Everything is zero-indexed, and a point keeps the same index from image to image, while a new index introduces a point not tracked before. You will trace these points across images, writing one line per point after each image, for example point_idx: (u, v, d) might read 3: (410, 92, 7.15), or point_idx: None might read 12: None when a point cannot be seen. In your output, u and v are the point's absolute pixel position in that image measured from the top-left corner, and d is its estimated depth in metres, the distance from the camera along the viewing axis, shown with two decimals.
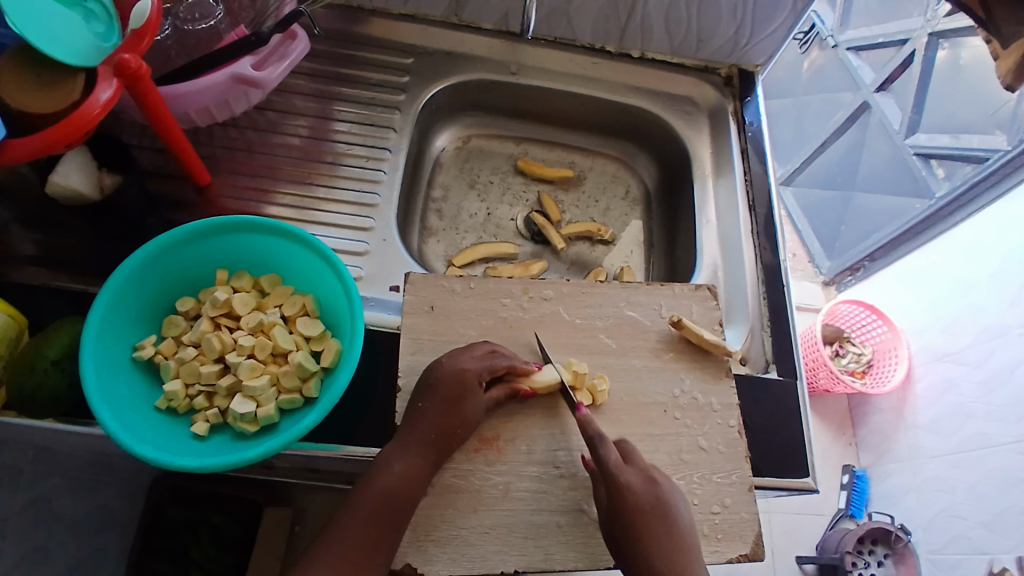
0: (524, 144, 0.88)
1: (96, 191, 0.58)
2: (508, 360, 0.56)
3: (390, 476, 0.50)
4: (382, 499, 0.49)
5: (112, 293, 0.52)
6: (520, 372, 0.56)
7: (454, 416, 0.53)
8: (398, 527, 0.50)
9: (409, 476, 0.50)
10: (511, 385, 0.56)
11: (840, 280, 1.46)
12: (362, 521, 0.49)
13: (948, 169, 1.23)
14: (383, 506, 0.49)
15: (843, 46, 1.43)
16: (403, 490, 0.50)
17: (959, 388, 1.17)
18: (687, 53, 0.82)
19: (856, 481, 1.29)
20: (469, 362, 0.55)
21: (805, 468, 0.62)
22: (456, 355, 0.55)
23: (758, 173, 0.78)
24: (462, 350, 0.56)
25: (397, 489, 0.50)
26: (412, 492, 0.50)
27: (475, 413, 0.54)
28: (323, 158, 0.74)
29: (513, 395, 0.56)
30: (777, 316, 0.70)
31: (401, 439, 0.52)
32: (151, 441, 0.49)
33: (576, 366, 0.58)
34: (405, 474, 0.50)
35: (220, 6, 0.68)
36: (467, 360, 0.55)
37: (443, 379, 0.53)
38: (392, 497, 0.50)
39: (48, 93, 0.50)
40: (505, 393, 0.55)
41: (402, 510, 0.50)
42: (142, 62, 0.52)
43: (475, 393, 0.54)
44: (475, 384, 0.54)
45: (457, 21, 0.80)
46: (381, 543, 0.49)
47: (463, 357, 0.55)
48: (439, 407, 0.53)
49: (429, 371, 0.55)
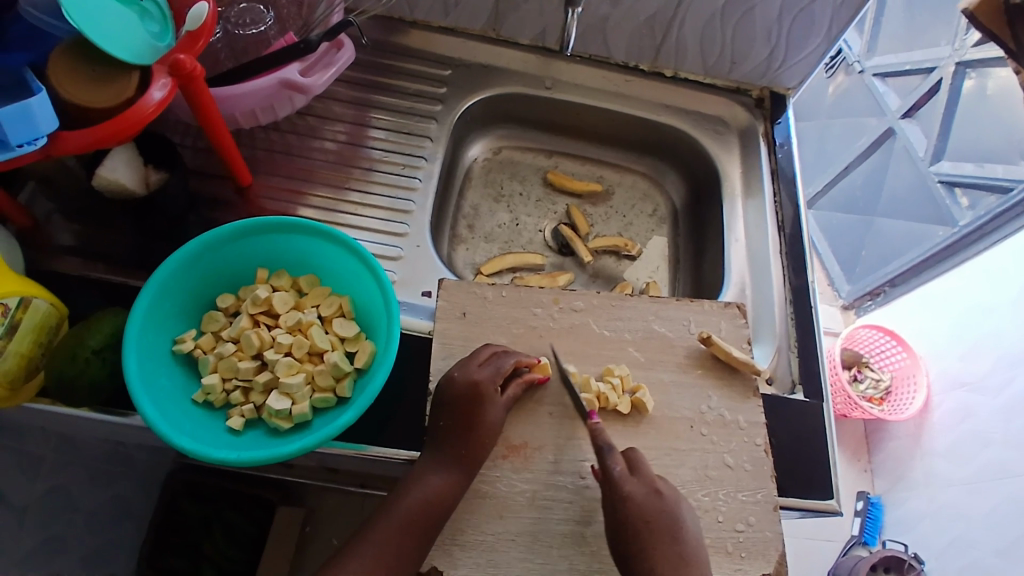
0: (555, 157, 0.89)
1: (142, 186, 0.61)
2: (513, 358, 0.57)
3: (428, 488, 0.51)
4: (419, 507, 0.50)
5: (157, 286, 0.54)
6: (528, 365, 0.58)
7: (473, 426, 0.53)
8: (436, 533, 0.51)
9: (443, 490, 0.51)
10: (524, 380, 0.57)
11: (860, 305, 1.48)
12: (399, 528, 0.50)
13: (972, 198, 1.23)
14: (421, 513, 0.50)
15: (869, 72, 1.42)
16: (439, 499, 0.51)
17: (978, 418, 1.15)
18: (719, 73, 0.83)
19: (870, 508, 1.29)
20: (478, 372, 0.55)
21: (830, 491, 0.62)
22: (465, 367, 0.56)
23: (787, 194, 0.79)
24: (470, 361, 0.56)
25: (431, 500, 0.51)
26: (444, 499, 0.51)
27: (496, 419, 0.54)
28: (358, 164, 0.75)
29: (528, 386, 0.57)
30: (805, 337, 0.70)
31: (433, 454, 0.53)
32: (189, 432, 0.51)
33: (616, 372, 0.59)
34: (440, 487, 0.51)
35: (270, 13, 0.69)
36: (477, 371, 0.55)
37: (459, 394, 0.54)
38: (427, 506, 0.51)
39: (103, 88, 0.52)
40: (522, 388, 0.56)
41: (435, 513, 0.50)
42: (196, 62, 0.54)
43: (493, 399, 0.54)
44: (491, 392, 0.54)
45: (495, 35, 0.82)
46: (418, 548, 0.50)
47: (472, 367, 0.56)
48: (462, 420, 0.53)
49: (444, 385, 0.55)
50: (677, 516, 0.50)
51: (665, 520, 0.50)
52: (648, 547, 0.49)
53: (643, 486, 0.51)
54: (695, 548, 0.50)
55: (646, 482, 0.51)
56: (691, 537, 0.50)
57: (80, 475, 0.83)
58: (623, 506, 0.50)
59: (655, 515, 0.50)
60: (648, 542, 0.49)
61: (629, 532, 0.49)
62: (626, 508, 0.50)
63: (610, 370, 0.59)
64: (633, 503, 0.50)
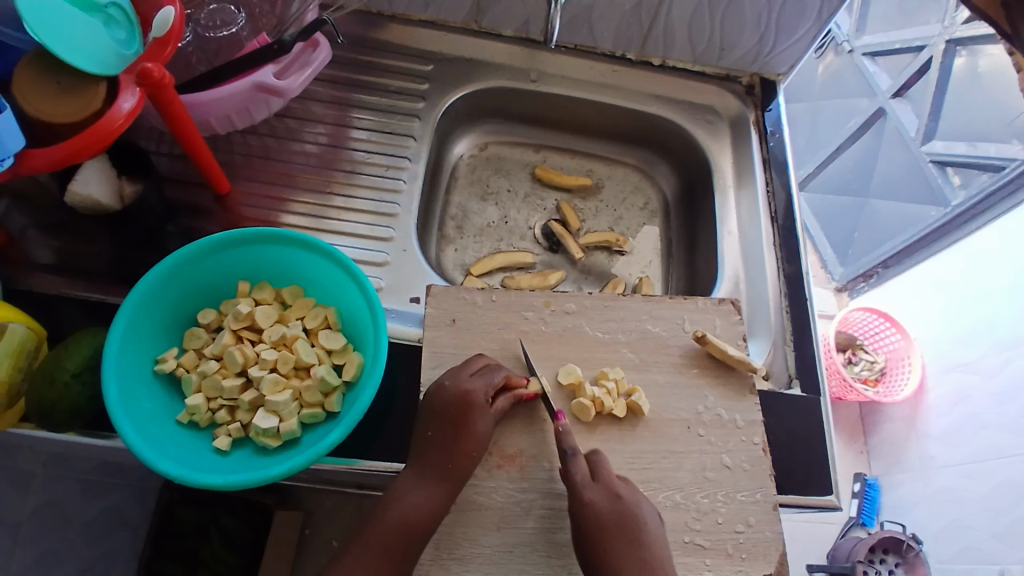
0: (544, 152, 0.87)
1: (116, 200, 0.59)
2: (503, 371, 0.55)
3: (406, 506, 0.50)
4: (395, 529, 0.50)
5: (135, 305, 0.52)
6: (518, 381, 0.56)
7: (461, 440, 0.52)
8: (415, 554, 0.50)
9: (425, 508, 0.50)
10: (513, 393, 0.55)
11: (853, 286, 1.47)
12: (374, 550, 0.50)
13: (965, 177, 1.23)
14: (396, 533, 0.50)
15: (859, 52, 1.39)
16: (415, 520, 0.50)
17: (973, 399, 1.15)
18: (709, 61, 0.81)
19: (867, 489, 1.29)
20: (466, 382, 0.54)
21: (829, 486, 0.61)
22: (455, 375, 0.55)
23: (780, 184, 0.77)
24: (459, 370, 0.55)
25: (409, 521, 0.50)
26: (424, 518, 0.50)
27: (484, 432, 0.53)
28: (341, 166, 0.73)
29: (517, 401, 0.56)
30: (800, 330, 0.69)
31: (417, 469, 0.52)
32: (174, 456, 0.49)
33: (612, 374, 0.58)
34: (420, 505, 0.50)
35: (242, 13, 0.66)
36: (468, 380, 0.54)
37: (446, 404, 0.53)
38: (403, 528, 0.50)
39: (69, 101, 0.50)
40: (510, 401, 0.55)
41: (413, 533, 0.50)
42: (164, 70, 0.51)
43: (481, 410, 0.53)
44: (481, 403, 0.53)
45: (477, 27, 0.80)
46: (396, 570, 0.50)
47: (462, 377, 0.55)
48: (447, 432, 0.53)
49: (432, 394, 0.54)
50: (637, 519, 0.50)
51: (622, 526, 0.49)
52: (611, 556, 0.48)
53: (605, 492, 0.51)
54: (655, 546, 0.50)
55: (607, 487, 0.51)
56: (653, 537, 0.50)
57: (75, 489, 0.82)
58: (583, 513, 0.49)
59: (616, 520, 0.49)
60: (607, 553, 0.48)
61: (590, 542, 0.49)
62: (587, 515, 0.49)
63: (606, 374, 0.58)
64: (594, 510, 0.49)
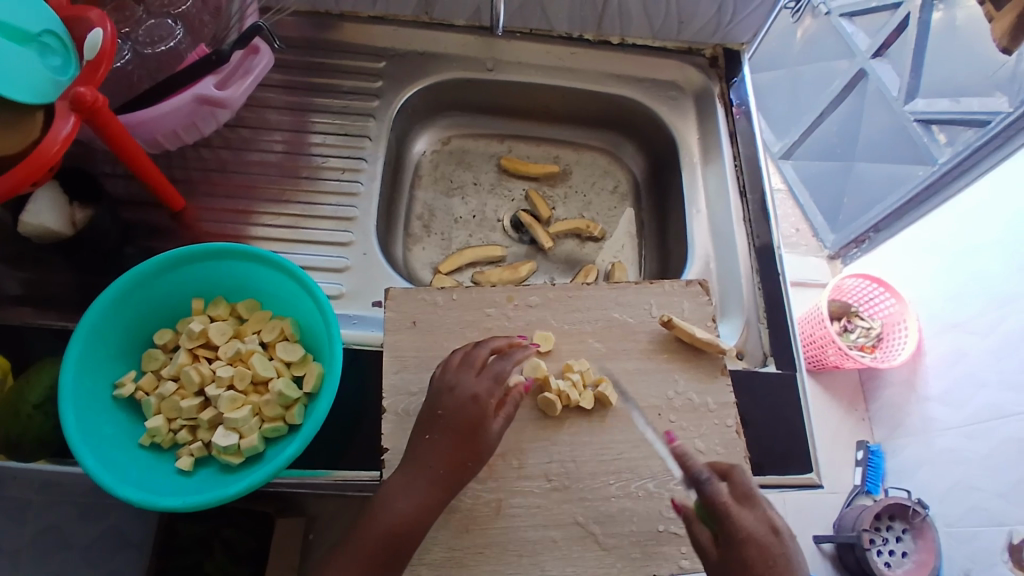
0: (508, 142, 0.86)
1: (69, 226, 0.57)
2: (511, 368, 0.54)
3: (395, 515, 0.48)
4: (382, 540, 0.47)
5: (87, 332, 0.51)
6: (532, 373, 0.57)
7: (465, 467, 0.50)
8: (400, 560, 0.48)
9: (412, 516, 0.48)
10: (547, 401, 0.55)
11: (845, 253, 1.46)
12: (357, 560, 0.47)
13: (950, 134, 1.19)
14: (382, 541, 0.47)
15: (836, 13, 1.35)
16: (405, 528, 0.48)
17: (969, 359, 1.14)
18: (668, 35, 0.79)
19: (870, 456, 1.28)
20: (473, 382, 0.52)
21: (808, 464, 0.60)
22: (460, 375, 0.53)
23: (749, 156, 0.75)
24: (465, 369, 0.53)
25: (398, 529, 0.48)
26: (414, 524, 0.48)
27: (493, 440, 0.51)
28: (299, 173, 0.72)
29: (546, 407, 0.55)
30: (774, 306, 0.67)
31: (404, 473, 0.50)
32: (136, 481, 0.49)
33: (578, 365, 0.57)
34: (409, 514, 0.48)
35: (180, 26, 0.65)
36: (475, 381, 0.52)
37: (452, 406, 0.51)
38: (392, 537, 0.47)
39: (7, 134, 0.49)
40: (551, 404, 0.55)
41: (402, 541, 0.48)
42: (97, 92, 0.50)
43: (490, 413, 0.52)
44: (489, 404, 0.52)
45: (429, 19, 0.78)
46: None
47: (468, 377, 0.53)
48: (449, 434, 0.50)
49: (433, 396, 0.53)
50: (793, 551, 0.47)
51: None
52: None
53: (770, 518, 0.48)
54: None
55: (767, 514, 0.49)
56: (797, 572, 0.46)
57: (69, 514, 0.82)
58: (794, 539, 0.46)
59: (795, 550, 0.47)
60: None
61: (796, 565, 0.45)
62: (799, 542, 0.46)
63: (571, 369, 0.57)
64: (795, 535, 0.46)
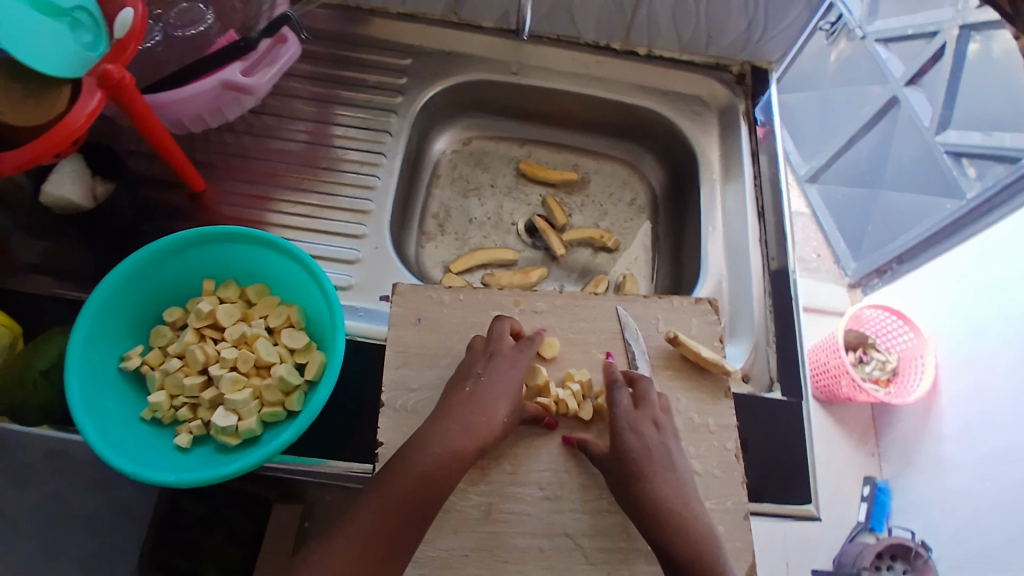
0: (529, 146, 0.86)
1: (90, 200, 0.59)
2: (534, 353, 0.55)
3: (427, 462, 0.46)
4: (418, 485, 0.45)
5: (98, 306, 0.52)
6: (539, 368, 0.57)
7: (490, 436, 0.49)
8: (420, 522, 0.45)
9: (445, 470, 0.47)
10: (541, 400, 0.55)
11: (867, 282, 1.44)
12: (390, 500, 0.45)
13: (980, 169, 1.16)
14: (417, 485, 0.46)
15: (871, 38, 1.33)
16: (442, 475, 0.46)
17: (987, 398, 1.10)
18: (696, 49, 0.78)
19: (877, 493, 1.26)
20: (508, 357, 0.54)
21: (808, 494, 0.59)
22: (494, 353, 0.54)
23: (770, 176, 0.74)
24: (499, 343, 0.54)
25: (429, 479, 0.46)
26: (445, 475, 0.47)
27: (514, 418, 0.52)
28: (319, 163, 0.73)
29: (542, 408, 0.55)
30: (784, 330, 0.66)
31: (438, 424, 0.49)
32: (133, 455, 0.49)
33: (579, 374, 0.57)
34: (440, 463, 0.47)
35: (210, 12, 0.66)
36: (507, 357, 0.54)
37: (489, 374, 0.52)
38: (428, 483, 0.46)
39: (34, 106, 0.50)
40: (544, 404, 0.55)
41: (431, 491, 0.46)
42: (125, 71, 0.52)
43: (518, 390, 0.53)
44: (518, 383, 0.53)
45: (457, 19, 0.78)
46: (398, 538, 0.44)
47: (501, 351, 0.54)
48: (490, 396, 0.51)
49: (465, 369, 0.54)
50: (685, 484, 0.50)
51: (682, 464, 0.50)
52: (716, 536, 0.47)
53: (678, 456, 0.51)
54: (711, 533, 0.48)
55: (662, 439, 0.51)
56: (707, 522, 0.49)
57: None
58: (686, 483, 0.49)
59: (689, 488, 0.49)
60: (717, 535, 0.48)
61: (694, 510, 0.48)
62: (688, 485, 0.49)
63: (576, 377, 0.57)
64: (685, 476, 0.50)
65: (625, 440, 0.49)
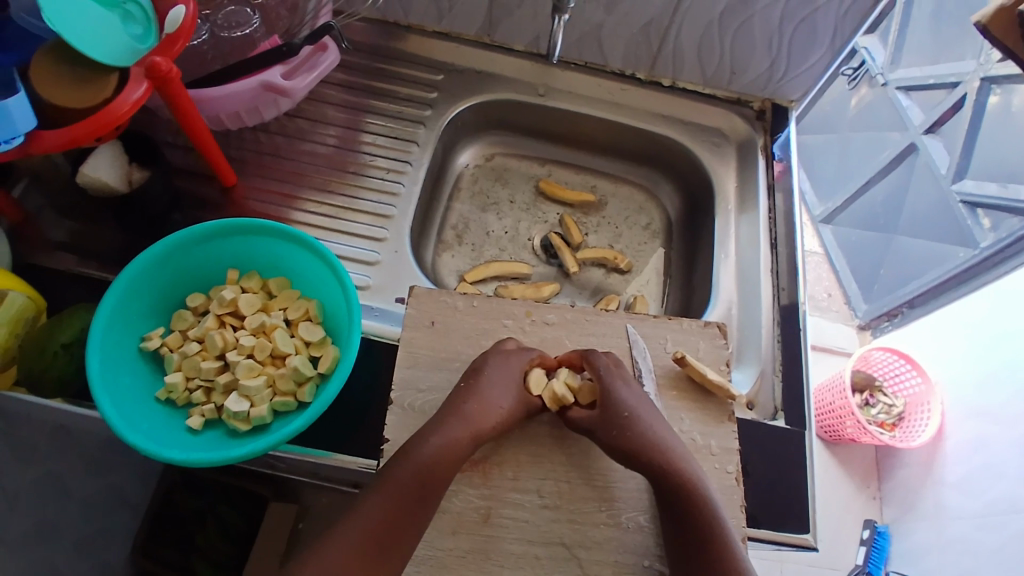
0: (549, 166, 0.88)
1: (124, 184, 0.62)
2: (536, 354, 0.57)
3: (427, 456, 0.48)
4: (416, 478, 0.47)
5: (126, 285, 0.54)
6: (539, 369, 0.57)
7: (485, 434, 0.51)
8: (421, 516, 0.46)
9: (445, 465, 0.48)
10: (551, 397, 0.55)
11: (876, 325, 1.44)
12: (386, 496, 0.46)
13: (994, 220, 1.18)
14: (416, 480, 0.47)
15: (892, 85, 1.31)
16: (440, 470, 0.48)
17: (991, 448, 1.09)
18: (719, 84, 0.81)
19: (876, 537, 1.23)
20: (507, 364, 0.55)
21: (806, 524, 0.59)
22: (491, 360, 0.55)
23: (784, 210, 0.76)
24: (498, 353, 0.56)
25: (431, 471, 0.47)
26: (445, 471, 0.48)
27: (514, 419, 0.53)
28: (346, 167, 0.75)
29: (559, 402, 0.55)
30: (791, 360, 0.67)
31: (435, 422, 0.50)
32: (145, 432, 0.51)
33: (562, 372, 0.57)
34: (439, 458, 0.48)
35: (257, 16, 0.69)
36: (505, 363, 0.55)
37: (485, 378, 0.53)
38: (426, 478, 0.47)
39: (80, 88, 0.52)
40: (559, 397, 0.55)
41: (431, 486, 0.47)
42: (173, 64, 0.55)
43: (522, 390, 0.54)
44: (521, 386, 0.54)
45: (490, 41, 0.81)
46: (400, 530, 0.46)
47: (498, 357, 0.55)
48: (483, 398, 0.52)
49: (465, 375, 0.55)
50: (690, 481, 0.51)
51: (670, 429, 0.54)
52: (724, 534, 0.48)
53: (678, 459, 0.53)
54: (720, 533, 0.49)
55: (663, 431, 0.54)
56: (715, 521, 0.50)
57: None
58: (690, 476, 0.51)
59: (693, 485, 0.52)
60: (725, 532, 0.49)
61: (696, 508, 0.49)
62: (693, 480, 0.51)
63: (571, 361, 0.58)
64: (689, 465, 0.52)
65: (618, 395, 0.53)
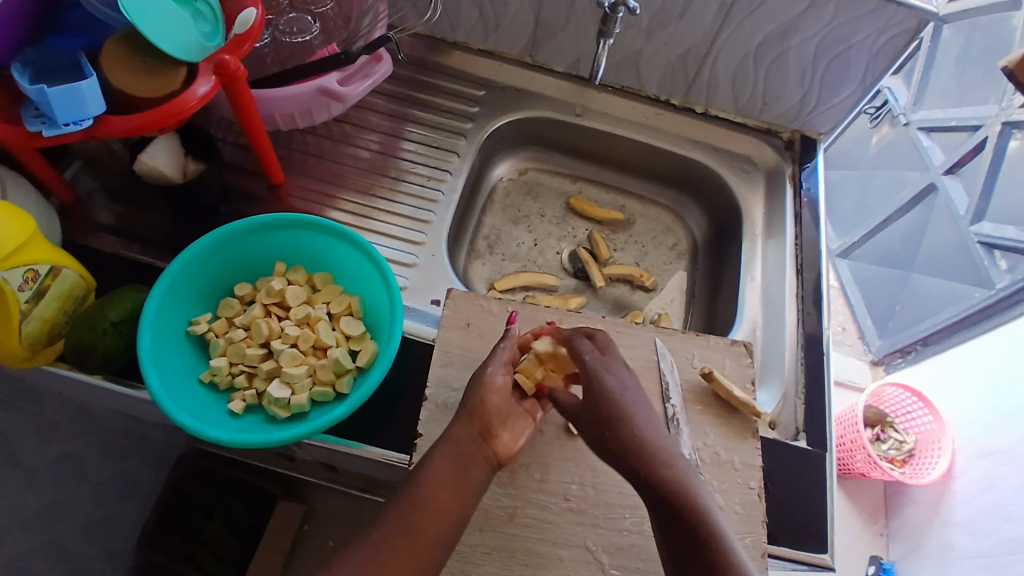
0: (580, 183, 0.90)
1: (179, 174, 0.65)
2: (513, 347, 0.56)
3: (434, 484, 0.47)
4: (423, 510, 0.46)
5: (180, 269, 0.56)
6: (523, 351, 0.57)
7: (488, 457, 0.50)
8: (437, 546, 0.46)
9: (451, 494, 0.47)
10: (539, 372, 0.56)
11: (889, 362, 1.43)
12: (397, 521, 0.46)
13: (1012, 262, 1.19)
14: (425, 510, 0.46)
15: (914, 125, 1.37)
16: (446, 499, 0.47)
17: (1000, 488, 1.07)
18: (751, 113, 0.83)
19: (882, 574, 1.22)
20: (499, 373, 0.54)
21: (824, 544, 0.60)
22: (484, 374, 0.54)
23: (810, 239, 0.77)
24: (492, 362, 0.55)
25: (440, 502, 0.47)
26: (454, 501, 0.47)
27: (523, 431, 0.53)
28: (387, 172, 0.78)
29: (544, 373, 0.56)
30: (813, 382, 0.68)
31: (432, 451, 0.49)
32: (189, 410, 0.53)
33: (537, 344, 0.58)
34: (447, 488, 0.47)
35: (316, 24, 0.73)
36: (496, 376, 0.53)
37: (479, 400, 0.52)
38: (435, 507, 0.47)
39: (149, 79, 0.55)
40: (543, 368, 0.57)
41: (441, 515, 0.47)
42: (240, 64, 0.58)
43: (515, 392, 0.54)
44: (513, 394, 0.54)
45: (532, 61, 0.85)
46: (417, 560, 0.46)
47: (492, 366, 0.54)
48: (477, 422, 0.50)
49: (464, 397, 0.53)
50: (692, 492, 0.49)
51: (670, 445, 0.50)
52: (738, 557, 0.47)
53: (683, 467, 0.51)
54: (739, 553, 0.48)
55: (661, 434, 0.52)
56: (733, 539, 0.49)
57: None
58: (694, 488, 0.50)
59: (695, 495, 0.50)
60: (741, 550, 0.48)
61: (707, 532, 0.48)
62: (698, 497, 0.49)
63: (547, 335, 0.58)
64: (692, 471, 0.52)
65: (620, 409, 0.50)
